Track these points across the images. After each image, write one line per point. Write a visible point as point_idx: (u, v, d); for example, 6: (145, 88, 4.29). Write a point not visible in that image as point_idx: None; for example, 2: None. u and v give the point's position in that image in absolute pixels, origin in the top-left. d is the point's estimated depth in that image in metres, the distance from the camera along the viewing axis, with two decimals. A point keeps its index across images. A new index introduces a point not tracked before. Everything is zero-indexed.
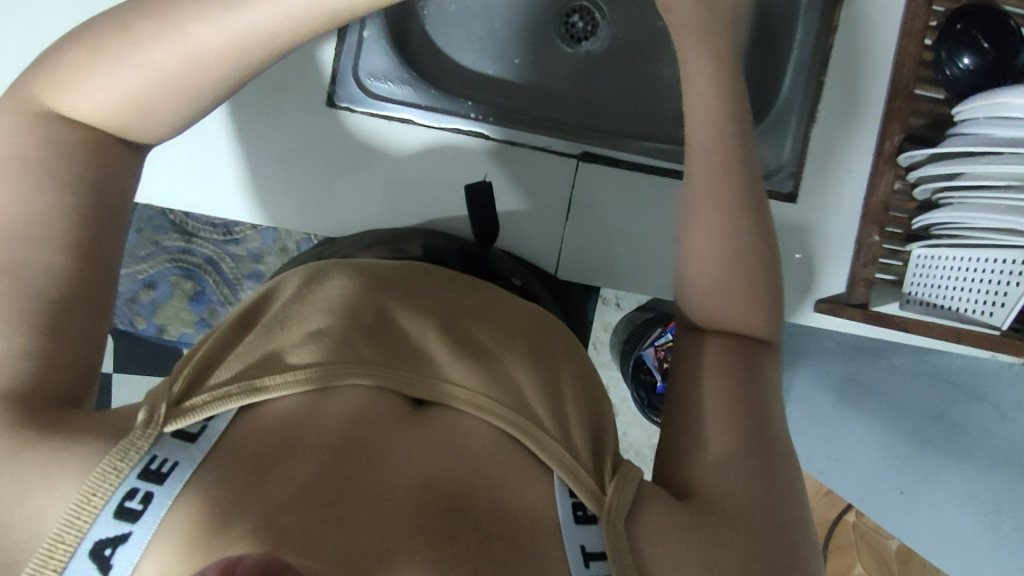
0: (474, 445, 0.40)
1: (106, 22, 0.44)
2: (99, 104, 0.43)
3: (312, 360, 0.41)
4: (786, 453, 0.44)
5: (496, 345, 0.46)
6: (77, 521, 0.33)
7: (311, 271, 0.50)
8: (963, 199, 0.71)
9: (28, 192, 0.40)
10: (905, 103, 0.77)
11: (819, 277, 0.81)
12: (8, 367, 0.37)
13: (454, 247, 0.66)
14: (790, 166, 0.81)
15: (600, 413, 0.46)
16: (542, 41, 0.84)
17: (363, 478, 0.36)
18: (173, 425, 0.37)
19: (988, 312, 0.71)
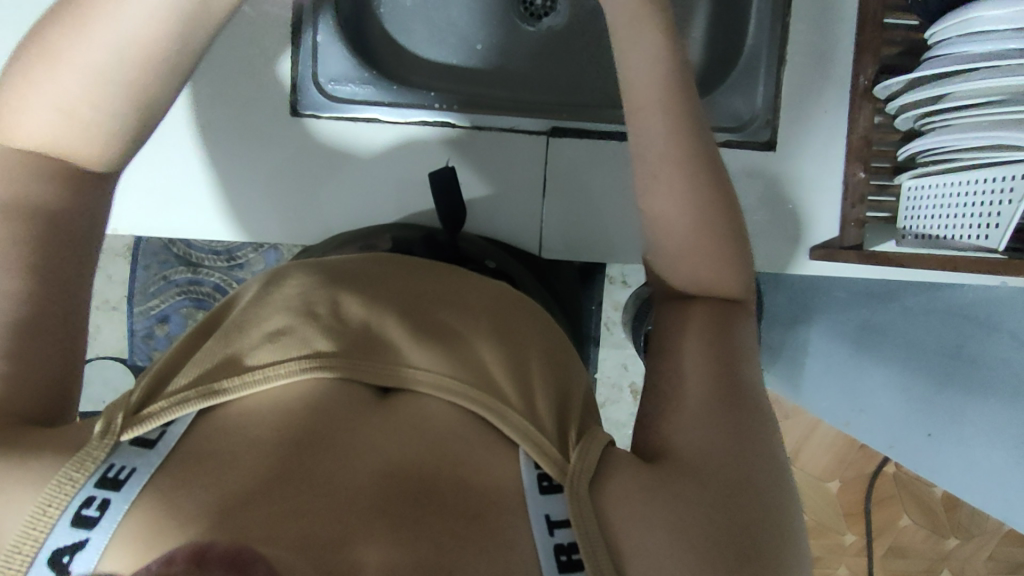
0: (440, 428, 0.37)
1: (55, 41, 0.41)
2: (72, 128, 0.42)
3: (272, 359, 0.37)
4: (761, 408, 0.41)
5: (464, 326, 0.43)
6: (32, 531, 0.31)
7: (269, 274, 0.45)
8: (947, 121, 0.67)
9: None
10: (875, 33, 0.73)
11: (807, 222, 0.79)
12: None
13: (418, 235, 0.66)
14: (765, 114, 0.79)
15: (568, 382, 0.43)
16: (502, 19, 0.81)
17: (324, 469, 0.33)
18: (131, 433, 0.34)
19: (984, 236, 0.66)
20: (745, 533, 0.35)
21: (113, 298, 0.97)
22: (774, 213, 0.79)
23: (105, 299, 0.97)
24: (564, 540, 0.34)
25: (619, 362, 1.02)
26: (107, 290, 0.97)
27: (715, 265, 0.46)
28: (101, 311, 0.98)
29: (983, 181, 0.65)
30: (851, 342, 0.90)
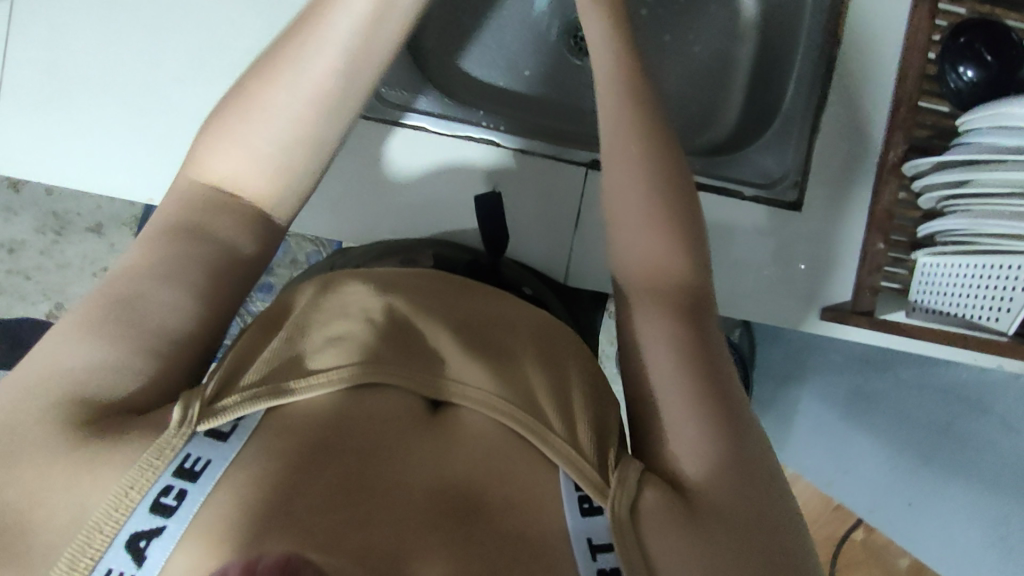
0: (489, 446, 0.40)
1: (234, 96, 0.47)
2: (240, 165, 0.46)
3: (338, 361, 0.41)
4: (758, 439, 0.43)
5: (509, 345, 0.46)
6: (115, 512, 0.34)
7: (324, 279, 0.47)
8: (969, 207, 0.71)
9: (164, 246, 0.42)
10: (909, 113, 0.76)
11: (824, 286, 0.79)
12: (111, 377, 0.38)
13: (465, 258, 0.69)
14: (795, 174, 0.79)
15: (604, 408, 0.46)
16: (551, 51, 0.87)
17: (383, 478, 0.36)
18: (207, 424, 0.37)
19: (994, 318, 0.70)
20: (768, 566, 0.38)
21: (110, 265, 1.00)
22: (786, 274, 0.79)
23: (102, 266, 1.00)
24: (606, 565, 0.37)
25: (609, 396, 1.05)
26: (108, 259, 1.00)
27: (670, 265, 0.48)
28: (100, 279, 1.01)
29: (992, 266, 0.68)
30: (843, 403, 0.98)
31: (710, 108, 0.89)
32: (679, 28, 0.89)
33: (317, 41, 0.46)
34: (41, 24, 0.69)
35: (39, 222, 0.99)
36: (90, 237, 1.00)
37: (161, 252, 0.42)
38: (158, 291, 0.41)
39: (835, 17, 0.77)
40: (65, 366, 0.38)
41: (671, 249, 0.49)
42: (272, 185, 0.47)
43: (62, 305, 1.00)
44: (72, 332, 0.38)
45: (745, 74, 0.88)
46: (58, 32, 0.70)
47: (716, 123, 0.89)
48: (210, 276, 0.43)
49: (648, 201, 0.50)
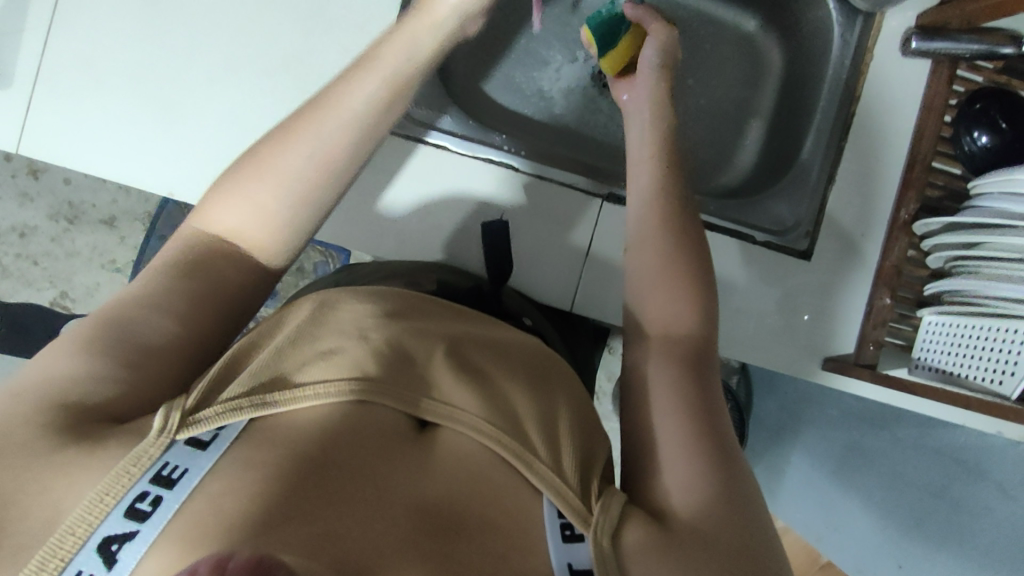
0: (471, 470, 0.40)
1: (245, 158, 0.51)
2: (245, 218, 0.49)
3: (332, 375, 0.41)
4: (746, 477, 0.44)
5: (496, 374, 0.47)
6: (88, 516, 0.34)
7: (323, 296, 0.48)
8: (979, 267, 0.71)
9: (154, 279, 0.45)
10: (922, 173, 0.76)
11: (829, 337, 0.79)
12: (91, 388, 0.39)
13: (468, 286, 0.70)
14: (808, 224, 0.80)
15: (592, 445, 0.45)
16: (579, 87, 0.90)
17: (362, 495, 0.37)
18: (185, 434, 0.38)
19: (998, 380, 0.69)
20: None
21: (121, 259, 1.02)
22: (789, 322, 0.79)
23: (112, 259, 1.02)
24: None
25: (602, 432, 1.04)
26: (117, 251, 1.02)
27: (675, 304, 0.50)
28: (106, 269, 1.03)
29: (997, 329, 0.68)
30: (835, 459, 0.99)
31: (724, 153, 0.90)
32: (702, 72, 0.91)
33: (335, 115, 0.51)
34: (82, 23, 0.73)
35: (53, 209, 1.02)
36: (101, 229, 1.02)
37: (153, 284, 0.45)
38: (144, 314, 0.43)
39: (855, 75, 0.78)
40: (51, 376, 0.39)
41: (671, 297, 0.51)
42: (271, 243, 0.49)
43: (67, 293, 1.02)
44: (59, 350, 0.40)
45: (767, 120, 0.90)
46: (96, 40, 0.73)
47: (730, 167, 0.90)
48: (197, 304, 0.45)
49: (661, 247, 0.53)
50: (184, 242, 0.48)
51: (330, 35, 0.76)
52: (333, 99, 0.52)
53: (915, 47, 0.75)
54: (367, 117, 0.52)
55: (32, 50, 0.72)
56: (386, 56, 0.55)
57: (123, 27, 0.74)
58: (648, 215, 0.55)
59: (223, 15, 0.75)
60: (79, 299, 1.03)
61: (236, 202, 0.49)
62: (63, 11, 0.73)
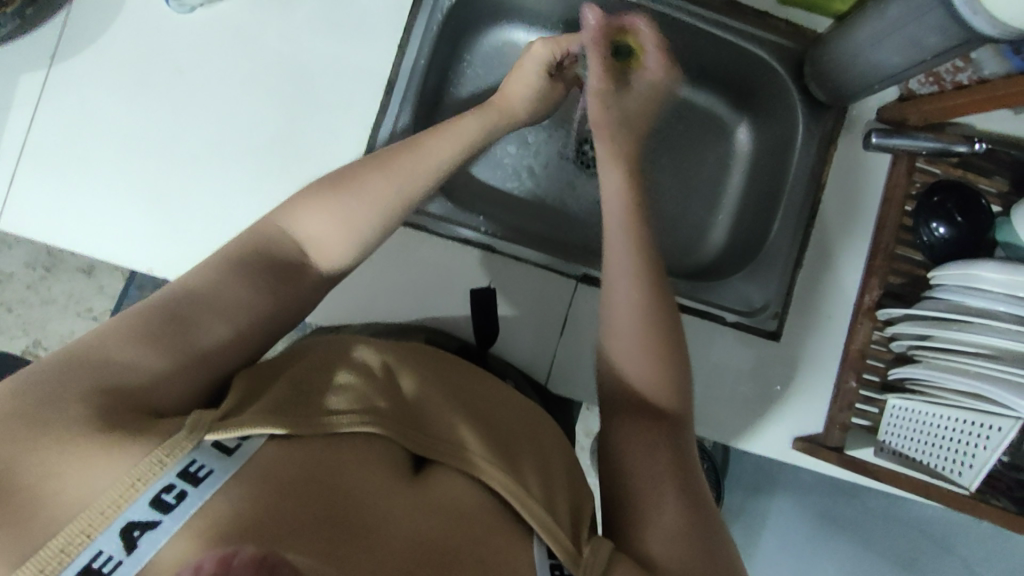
0: (467, 505, 0.43)
1: (338, 175, 0.57)
2: (329, 231, 0.54)
3: (346, 407, 0.46)
4: (722, 521, 0.47)
5: (492, 422, 0.50)
6: (118, 499, 0.36)
7: (332, 342, 0.52)
8: (937, 359, 0.73)
9: (226, 275, 0.49)
10: (884, 261, 0.80)
11: (797, 416, 0.81)
12: (142, 375, 0.43)
13: (453, 345, 0.72)
14: (776, 305, 0.83)
15: (580, 498, 0.49)
16: (561, 164, 0.93)
17: (365, 519, 0.40)
18: (214, 436, 0.41)
19: (957, 471, 0.71)
20: None
21: (97, 308, 1.01)
22: (758, 400, 0.81)
23: (88, 308, 1.00)
24: None
25: None
26: (94, 300, 1.01)
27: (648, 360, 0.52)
28: (82, 317, 1.01)
29: (965, 421, 0.69)
30: (810, 519, 0.97)
31: (695, 236, 0.94)
32: (676, 155, 0.95)
33: (425, 163, 0.59)
34: (87, 88, 0.76)
35: (31, 257, 1.00)
36: (79, 277, 1.00)
37: (216, 283, 0.49)
38: (207, 316, 0.47)
39: (821, 166, 0.83)
40: (114, 357, 0.43)
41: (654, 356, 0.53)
42: (341, 259, 0.55)
43: (40, 341, 1.00)
44: (124, 332, 0.44)
45: (737, 198, 0.93)
46: (88, 111, 0.76)
47: (702, 245, 0.93)
48: (252, 317, 0.49)
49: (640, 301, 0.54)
50: (270, 238, 0.53)
51: (324, 102, 0.79)
52: (420, 147, 0.60)
53: (875, 142, 0.80)
54: (443, 171, 0.61)
55: (20, 128, 0.74)
56: (468, 123, 0.65)
57: (114, 99, 0.76)
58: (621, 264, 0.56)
59: (216, 88, 0.78)
60: (52, 347, 1.00)
61: (324, 214, 0.54)
62: (53, 86, 0.75)
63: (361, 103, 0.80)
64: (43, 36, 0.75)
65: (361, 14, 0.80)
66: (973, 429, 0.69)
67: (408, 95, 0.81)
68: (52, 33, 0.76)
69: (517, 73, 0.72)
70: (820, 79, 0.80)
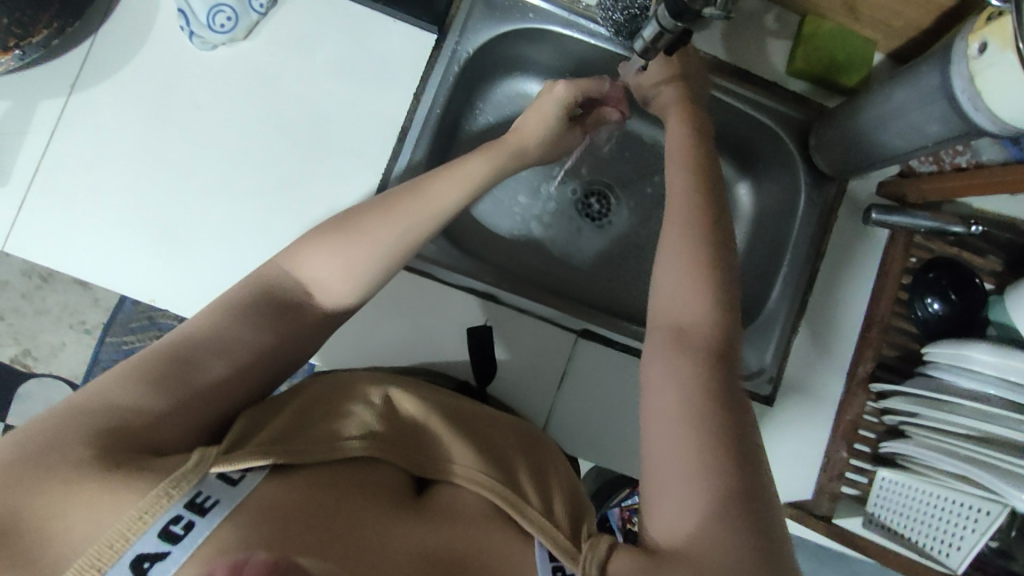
0: (464, 521, 0.48)
1: (343, 217, 0.57)
2: (325, 275, 0.56)
3: (355, 432, 0.50)
4: (739, 434, 0.48)
5: (488, 439, 0.54)
6: (128, 531, 0.41)
7: (334, 376, 0.56)
8: (929, 437, 0.74)
9: (226, 320, 0.52)
10: (879, 334, 0.82)
11: (787, 483, 0.81)
12: (142, 413, 0.46)
13: (452, 383, 0.73)
14: (772, 370, 0.83)
15: (581, 507, 0.51)
16: (566, 216, 0.96)
17: (367, 538, 0.44)
18: (219, 468, 0.44)
19: (944, 552, 0.74)
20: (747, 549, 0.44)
21: (91, 321, 1.01)
22: None
23: (81, 320, 1.01)
24: None
25: None
26: (88, 312, 1.01)
27: (683, 286, 0.55)
28: (74, 329, 1.01)
29: (957, 502, 0.72)
30: None
31: None
32: None
33: (431, 204, 0.59)
34: (104, 116, 0.78)
35: (28, 266, 1.00)
36: (76, 289, 1.01)
37: (217, 325, 0.52)
38: (206, 357, 0.50)
39: (821, 237, 0.85)
40: (113, 398, 0.46)
41: (690, 280, 0.55)
42: (342, 301, 0.56)
43: (29, 351, 1.00)
44: (127, 373, 0.47)
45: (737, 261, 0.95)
46: (103, 141, 0.78)
47: None
48: (251, 357, 0.52)
49: (681, 236, 0.58)
50: (271, 281, 0.55)
51: (340, 139, 0.82)
52: (430, 187, 0.60)
53: (875, 218, 0.82)
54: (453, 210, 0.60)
55: (34, 152, 0.77)
56: (474, 166, 0.64)
57: (129, 129, 0.78)
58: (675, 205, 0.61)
59: (233, 122, 0.80)
60: (42, 358, 1.01)
61: (324, 258, 0.56)
62: (70, 113, 0.78)
63: (377, 143, 0.82)
64: (67, 64, 0.78)
65: (381, 59, 0.84)
66: (967, 511, 0.71)
67: (422, 139, 0.84)
68: (75, 62, 0.79)
69: (536, 111, 0.74)
70: (825, 151, 0.82)
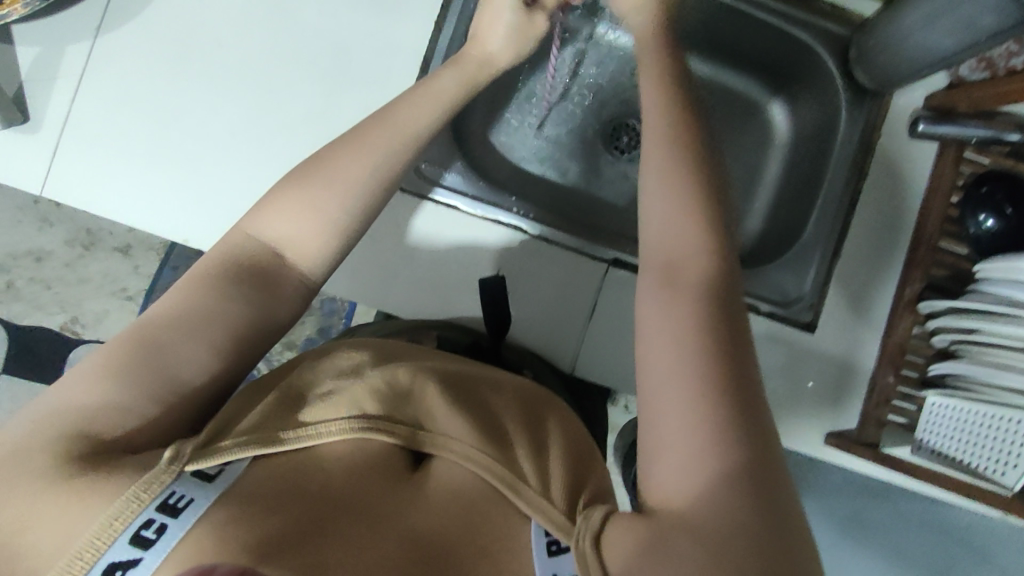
0: (455, 498, 0.47)
1: (307, 167, 0.57)
2: (295, 226, 0.55)
3: (337, 411, 0.49)
4: (742, 400, 0.44)
5: (486, 409, 0.53)
6: (96, 541, 0.40)
7: (323, 354, 0.56)
8: (983, 354, 0.70)
9: (196, 293, 0.51)
10: (927, 253, 0.76)
11: (831, 410, 0.78)
12: (120, 415, 0.46)
13: (465, 343, 0.72)
14: (811, 297, 0.80)
15: (586, 471, 0.51)
16: (591, 149, 0.92)
17: (353, 525, 0.44)
18: (194, 465, 0.44)
19: (999, 471, 0.70)
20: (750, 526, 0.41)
21: (132, 287, 1.05)
22: (794, 391, 0.78)
23: (123, 287, 1.05)
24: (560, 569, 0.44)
25: None
26: (128, 279, 1.05)
27: (676, 230, 0.52)
28: (117, 296, 1.05)
29: (999, 417, 0.68)
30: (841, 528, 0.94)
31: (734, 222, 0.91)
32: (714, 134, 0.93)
33: (400, 134, 0.58)
34: (129, 62, 0.76)
35: (71, 235, 1.05)
36: (116, 256, 1.05)
37: (187, 303, 0.50)
38: (181, 343, 0.49)
39: (864, 153, 0.80)
40: (85, 403, 0.45)
41: (686, 220, 0.52)
42: (322, 253, 0.55)
43: (77, 318, 1.05)
44: (97, 372, 0.46)
45: (777, 183, 0.90)
46: (123, 95, 0.76)
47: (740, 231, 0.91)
48: (229, 332, 0.51)
49: (663, 175, 0.55)
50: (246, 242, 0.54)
51: (353, 81, 0.79)
52: (396, 118, 0.59)
53: (921, 130, 0.76)
54: (418, 140, 0.60)
55: (62, 100, 0.75)
56: (443, 87, 0.63)
57: (155, 80, 0.76)
58: (650, 141, 0.57)
59: (247, 68, 0.78)
60: (89, 325, 1.05)
61: (292, 208, 0.55)
62: (96, 59, 0.76)
63: (391, 85, 0.79)
64: (88, 10, 0.76)
65: None
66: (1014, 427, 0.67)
67: None
68: (97, 8, 0.76)
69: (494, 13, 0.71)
70: (867, 66, 0.76)
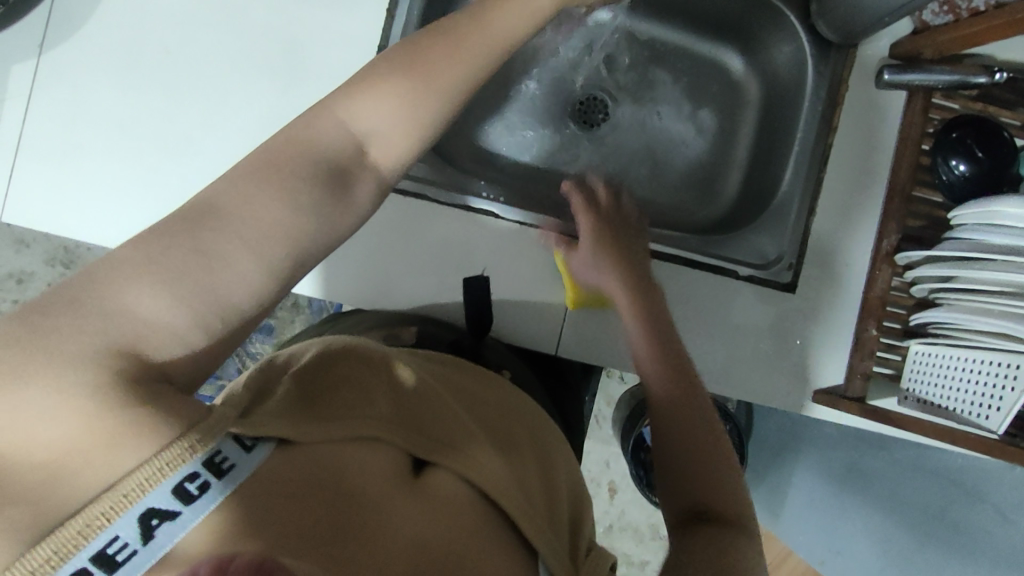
0: (465, 513, 0.41)
1: (408, 47, 0.46)
2: (383, 119, 0.44)
3: (364, 408, 0.43)
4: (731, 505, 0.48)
5: (495, 437, 0.49)
6: (143, 482, 0.33)
7: (334, 339, 0.49)
8: (959, 301, 0.69)
9: (252, 191, 0.40)
10: (902, 204, 0.76)
11: (817, 367, 0.78)
12: (164, 343, 0.36)
13: (448, 340, 0.70)
14: (791, 256, 0.79)
15: (579, 513, 0.52)
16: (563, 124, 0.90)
17: (371, 524, 0.37)
18: (238, 429, 0.36)
19: (983, 415, 0.66)
20: None
21: None
22: (780, 351, 0.78)
23: None
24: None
25: (601, 458, 1.01)
26: None
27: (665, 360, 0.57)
28: None
29: (983, 361, 0.66)
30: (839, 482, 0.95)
31: (709, 190, 0.90)
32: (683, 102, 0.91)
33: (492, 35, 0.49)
34: (75, 70, 0.73)
35: (49, 255, 0.99)
36: None
37: (248, 194, 0.40)
38: (237, 249, 0.38)
39: (832, 106, 0.79)
40: (131, 313, 0.36)
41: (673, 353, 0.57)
42: (403, 151, 0.45)
43: None
44: (135, 268, 0.36)
45: (750, 145, 0.89)
46: (75, 108, 0.72)
47: (717, 197, 0.90)
48: (291, 250, 0.40)
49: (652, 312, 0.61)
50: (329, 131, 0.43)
51: (314, 74, 0.76)
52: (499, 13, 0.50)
53: (886, 78, 0.76)
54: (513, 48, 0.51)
55: (15, 118, 0.72)
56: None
57: (109, 89, 0.73)
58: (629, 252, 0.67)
59: (203, 67, 0.75)
60: None
61: (388, 95, 0.44)
62: (45, 74, 0.72)
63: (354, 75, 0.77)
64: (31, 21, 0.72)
65: None
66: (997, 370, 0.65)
67: None
68: (42, 16, 0.72)
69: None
70: (829, 17, 0.75)
